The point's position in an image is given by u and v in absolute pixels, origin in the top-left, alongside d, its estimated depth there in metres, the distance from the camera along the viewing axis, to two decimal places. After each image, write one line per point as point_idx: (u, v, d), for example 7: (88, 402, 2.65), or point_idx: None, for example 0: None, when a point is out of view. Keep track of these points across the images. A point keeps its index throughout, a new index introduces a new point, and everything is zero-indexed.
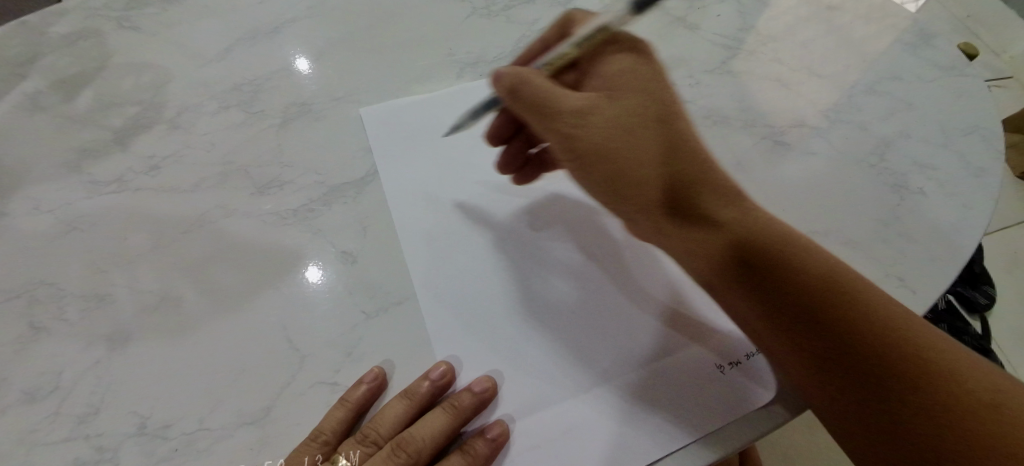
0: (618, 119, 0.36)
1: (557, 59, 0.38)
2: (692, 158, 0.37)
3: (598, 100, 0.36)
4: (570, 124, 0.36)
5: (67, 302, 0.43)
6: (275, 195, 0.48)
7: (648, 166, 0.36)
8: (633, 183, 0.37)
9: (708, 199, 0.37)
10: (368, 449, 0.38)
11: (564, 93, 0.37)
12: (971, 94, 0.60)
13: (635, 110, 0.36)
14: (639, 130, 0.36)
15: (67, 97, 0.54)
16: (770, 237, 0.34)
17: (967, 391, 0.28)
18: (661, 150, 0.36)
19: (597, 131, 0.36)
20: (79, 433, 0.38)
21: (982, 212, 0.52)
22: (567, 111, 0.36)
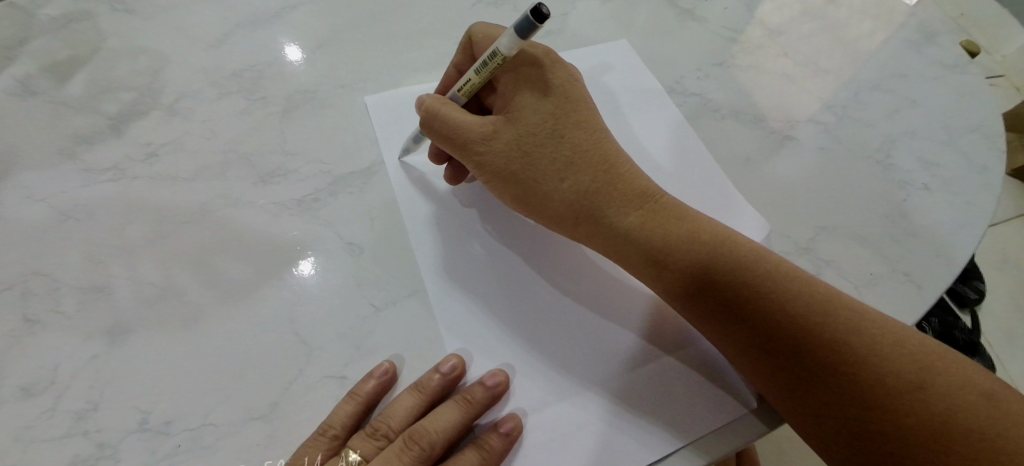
0: (516, 141, 0.41)
1: (465, 88, 0.42)
2: (600, 166, 0.41)
3: (499, 125, 0.41)
4: (476, 150, 0.41)
5: (64, 294, 0.42)
6: (279, 185, 0.47)
7: (557, 181, 0.40)
8: (545, 198, 0.41)
9: (618, 205, 0.40)
10: (379, 443, 0.38)
11: (470, 122, 0.41)
12: (974, 91, 0.61)
13: (531, 131, 0.41)
14: (534, 150, 0.41)
15: (60, 81, 0.52)
16: (663, 238, 0.38)
17: (881, 380, 0.32)
18: (568, 164, 0.40)
19: (500, 153, 0.41)
20: (79, 428, 0.37)
21: (985, 209, 0.52)
22: (477, 139, 0.41)
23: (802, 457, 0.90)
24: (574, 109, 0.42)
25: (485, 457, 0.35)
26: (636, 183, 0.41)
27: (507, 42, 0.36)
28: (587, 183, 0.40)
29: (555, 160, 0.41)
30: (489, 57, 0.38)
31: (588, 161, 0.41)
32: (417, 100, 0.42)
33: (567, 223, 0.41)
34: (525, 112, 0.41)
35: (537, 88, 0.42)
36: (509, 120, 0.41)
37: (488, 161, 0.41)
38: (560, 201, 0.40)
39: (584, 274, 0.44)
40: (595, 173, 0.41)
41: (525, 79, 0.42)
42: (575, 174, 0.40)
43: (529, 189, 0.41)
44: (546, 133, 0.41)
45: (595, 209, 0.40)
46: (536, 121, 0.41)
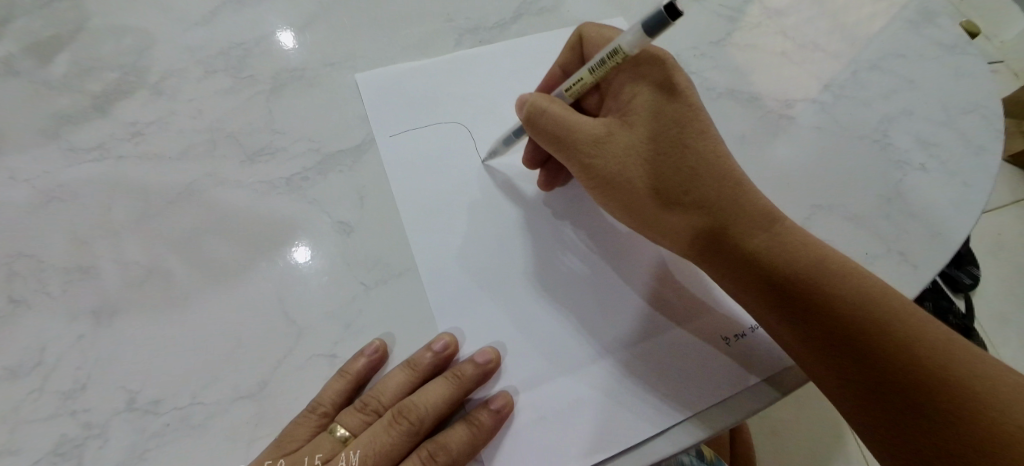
0: (627, 146, 0.39)
1: (574, 87, 0.41)
2: (720, 182, 0.38)
3: (613, 129, 0.40)
4: (585, 153, 0.40)
5: (48, 275, 0.41)
6: (267, 164, 0.46)
7: (669, 192, 0.38)
8: (652, 209, 0.39)
9: (741, 224, 0.37)
10: (369, 418, 0.38)
11: (581, 121, 0.40)
12: (973, 71, 0.60)
13: (646, 137, 0.39)
14: (649, 159, 0.39)
15: (43, 60, 0.50)
16: (791, 260, 0.36)
17: (1001, 426, 0.30)
18: (683, 175, 0.38)
19: (609, 157, 0.39)
20: (65, 409, 0.37)
21: (980, 190, 0.51)
22: (584, 139, 0.40)
23: (797, 438, 0.91)
24: (697, 117, 0.39)
25: (474, 434, 0.35)
26: (761, 203, 0.38)
27: (631, 40, 0.35)
28: (704, 198, 0.38)
29: (670, 170, 0.38)
30: (609, 54, 0.37)
31: (711, 173, 0.38)
32: (524, 97, 0.41)
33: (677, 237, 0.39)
34: (643, 116, 0.39)
35: (657, 90, 0.39)
36: (625, 123, 0.40)
37: (594, 164, 0.39)
38: (672, 213, 0.38)
39: (580, 254, 0.43)
40: (715, 188, 0.38)
41: (643, 80, 0.40)
42: (692, 189, 0.38)
43: (637, 201, 0.39)
44: (663, 142, 0.38)
45: (712, 226, 0.38)
46: (654, 126, 0.39)
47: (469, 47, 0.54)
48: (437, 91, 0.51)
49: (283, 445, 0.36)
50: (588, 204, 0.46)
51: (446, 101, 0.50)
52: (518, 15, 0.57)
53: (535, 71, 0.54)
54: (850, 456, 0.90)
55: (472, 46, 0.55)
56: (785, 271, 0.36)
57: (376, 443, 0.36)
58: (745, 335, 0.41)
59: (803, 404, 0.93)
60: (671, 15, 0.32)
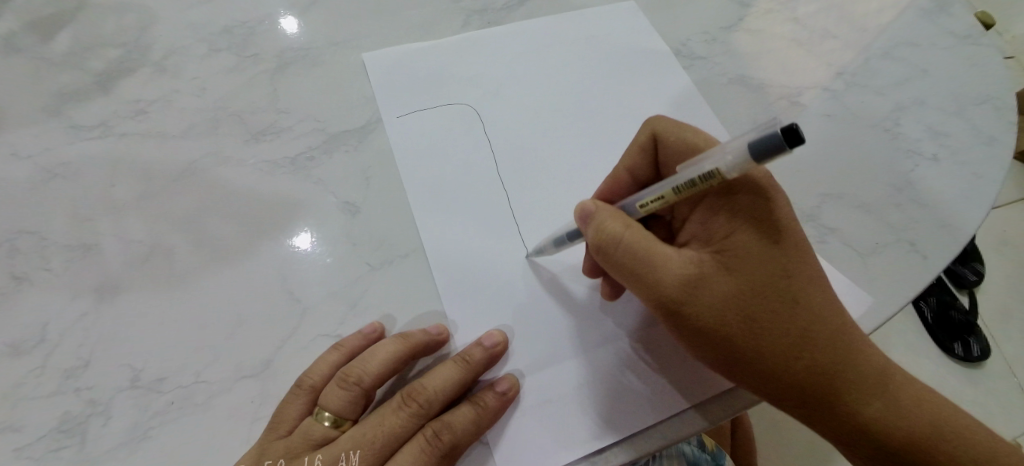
0: (728, 296, 0.32)
1: (652, 204, 0.34)
2: (836, 343, 0.32)
3: (708, 271, 0.32)
4: (677, 303, 0.32)
5: (51, 252, 0.41)
6: (272, 143, 0.46)
7: (782, 355, 0.32)
8: (760, 372, 0.32)
9: (855, 387, 0.32)
10: (351, 391, 0.36)
11: (668, 259, 0.32)
12: (988, 59, 0.59)
13: (752, 287, 0.32)
14: (756, 314, 0.32)
15: (44, 36, 0.50)
16: (901, 422, 0.33)
17: None
18: (797, 337, 0.32)
19: (707, 310, 0.32)
20: (68, 386, 0.36)
21: (991, 180, 0.51)
22: (675, 285, 0.32)
23: (798, 430, 0.91)
24: (805, 261, 0.33)
25: (479, 414, 0.34)
26: (868, 355, 0.33)
27: (732, 165, 0.27)
28: (818, 363, 0.32)
29: (783, 331, 0.32)
30: (699, 177, 0.29)
31: (825, 333, 0.32)
32: (595, 217, 0.34)
33: (782, 400, 0.33)
34: (744, 258, 0.32)
35: (759, 225, 0.33)
36: (724, 263, 0.32)
37: (689, 316, 0.32)
38: (782, 379, 0.32)
39: None
40: (829, 350, 0.32)
41: (741, 210, 0.33)
42: (806, 352, 0.32)
43: (740, 362, 0.32)
44: (771, 293, 0.32)
45: (824, 391, 0.32)
46: (759, 273, 0.32)
47: (477, 28, 0.54)
48: (443, 72, 0.50)
49: (277, 425, 0.35)
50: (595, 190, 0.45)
51: (453, 82, 0.49)
52: None
53: (543, 54, 0.53)
54: None
55: (479, 27, 0.54)
56: (882, 427, 0.33)
57: (381, 426, 0.35)
58: None
59: None
60: (790, 141, 0.24)
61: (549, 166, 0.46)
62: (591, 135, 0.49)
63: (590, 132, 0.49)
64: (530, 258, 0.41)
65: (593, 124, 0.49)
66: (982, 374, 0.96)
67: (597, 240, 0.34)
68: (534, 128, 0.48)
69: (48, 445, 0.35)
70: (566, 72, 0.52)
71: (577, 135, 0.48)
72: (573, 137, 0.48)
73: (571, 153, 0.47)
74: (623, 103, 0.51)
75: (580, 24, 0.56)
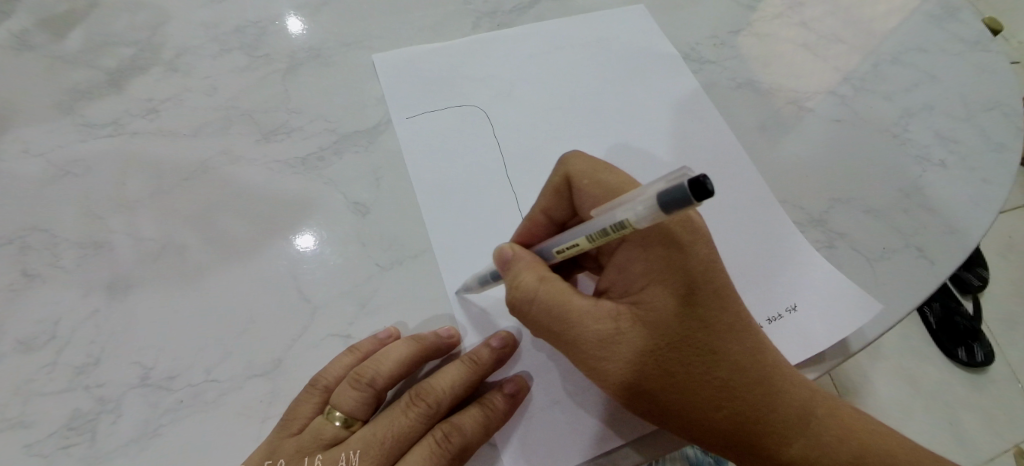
0: (645, 350, 0.32)
1: (568, 251, 0.33)
2: (758, 388, 0.32)
3: (624, 324, 0.32)
4: (594, 356, 0.32)
5: (63, 249, 0.41)
6: (282, 143, 0.46)
7: (701, 407, 0.32)
8: (681, 423, 0.32)
9: (780, 432, 0.32)
10: (363, 391, 0.36)
11: (583, 314, 0.32)
12: (997, 65, 0.59)
13: (670, 339, 0.32)
14: (674, 366, 0.32)
15: (58, 34, 0.50)
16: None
17: None
18: (717, 383, 0.32)
19: (624, 366, 0.32)
20: (79, 383, 0.37)
21: (1000, 186, 0.51)
22: (591, 341, 0.32)
23: None
24: (725, 303, 0.32)
25: (488, 416, 0.34)
26: (795, 393, 0.33)
27: (641, 217, 0.27)
28: (740, 411, 0.32)
29: (703, 382, 0.32)
30: (611, 226, 0.29)
31: (746, 379, 0.32)
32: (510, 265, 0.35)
33: (707, 447, 0.33)
34: (660, 309, 0.32)
35: (676, 272, 0.32)
36: (640, 316, 0.32)
37: (607, 373, 0.32)
38: (703, 430, 0.32)
39: None
40: (751, 394, 0.32)
41: (658, 259, 0.32)
42: (726, 401, 0.32)
43: (664, 411, 0.32)
44: (689, 344, 0.32)
45: (749, 438, 0.32)
46: (675, 323, 0.32)
47: (486, 30, 0.54)
48: (453, 74, 0.50)
49: (288, 423, 0.35)
50: None
51: (463, 84, 0.50)
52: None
53: (553, 56, 0.53)
54: None
55: (489, 29, 0.54)
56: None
57: (390, 425, 0.35)
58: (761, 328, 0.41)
59: None
60: (695, 194, 0.23)
61: None
62: (600, 137, 0.49)
63: (598, 134, 0.49)
64: (459, 294, 0.40)
65: (602, 126, 0.49)
66: (986, 380, 0.96)
67: (513, 296, 0.34)
68: (543, 130, 0.48)
69: (59, 441, 0.35)
70: (575, 74, 0.52)
71: (586, 138, 0.48)
72: (582, 139, 0.48)
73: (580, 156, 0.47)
74: (632, 106, 0.51)
75: (589, 27, 0.56)
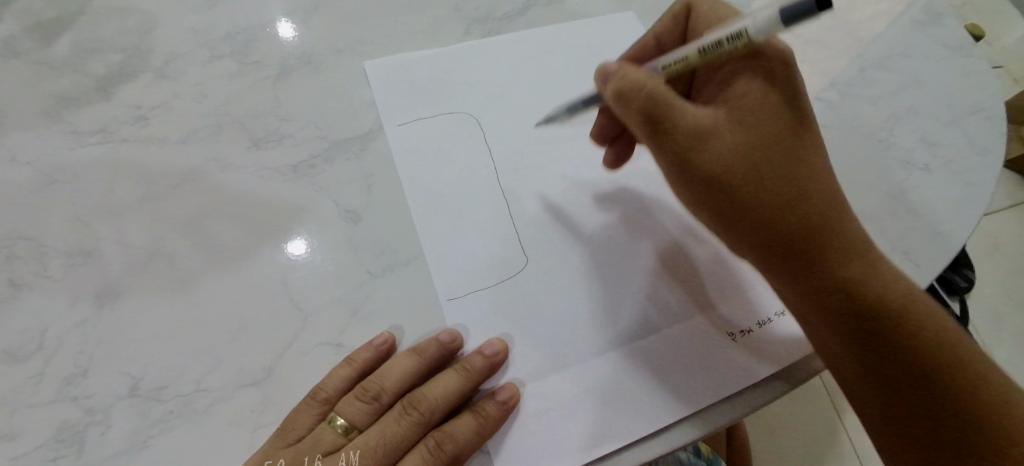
0: (738, 143, 0.33)
1: (674, 67, 0.35)
2: (847, 252, 0.33)
3: (721, 124, 0.34)
4: (684, 143, 0.33)
5: (50, 258, 0.41)
6: (274, 150, 0.46)
7: (781, 209, 0.33)
8: (757, 218, 0.33)
9: (870, 299, 0.33)
10: (369, 404, 0.37)
11: (685, 106, 0.33)
12: (981, 70, 0.60)
13: (763, 139, 0.33)
14: (758, 155, 0.33)
15: (44, 41, 0.50)
16: (921, 352, 0.33)
17: None
18: (804, 233, 0.33)
19: (715, 153, 0.33)
20: (67, 394, 0.36)
21: (984, 190, 0.52)
22: (684, 130, 0.33)
23: (794, 435, 0.92)
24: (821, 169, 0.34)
25: (481, 425, 0.35)
26: (864, 250, 0.34)
27: (767, 23, 0.31)
28: (811, 223, 0.33)
29: (786, 184, 0.33)
30: (729, 35, 0.33)
31: (840, 243, 0.33)
32: (613, 70, 0.36)
33: (769, 251, 0.34)
34: (754, 110, 0.34)
35: (778, 97, 0.34)
36: (736, 122, 0.34)
37: (697, 161, 0.33)
38: (771, 227, 0.33)
39: (588, 247, 0.43)
40: (843, 256, 0.33)
41: (769, 105, 0.34)
42: (802, 186, 0.33)
43: (738, 208, 0.34)
44: (778, 144, 0.33)
45: (809, 260, 0.33)
46: (768, 131, 0.33)
47: (478, 37, 0.54)
48: (446, 80, 0.50)
49: (286, 433, 0.36)
50: (598, 198, 0.46)
51: (455, 90, 0.50)
52: (526, 6, 0.57)
53: (544, 63, 0.53)
54: (845, 455, 0.90)
55: (480, 36, 0.54)
56: (873, 302, 0.33)
57: (385, 434, 0.36)
58: (751, 332, 0.41)
59: (798, 401, 0.94)
60: (818, 5, 0.29)
61: (551, 173, 0.47)
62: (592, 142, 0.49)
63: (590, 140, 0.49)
64: (444, 301, 0.40)
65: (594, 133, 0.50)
66: None
67: (616, 86, 0.35)
68: (534, 135, 0.48)
69: (47, 454, 0.35)
70: (566, 80, 0.52)
71: (577, 144, 0.49)
72: (573, 146, 0.49)
73: (572, 162, 0.48)
74: None
75: (580, 34, 0.56)
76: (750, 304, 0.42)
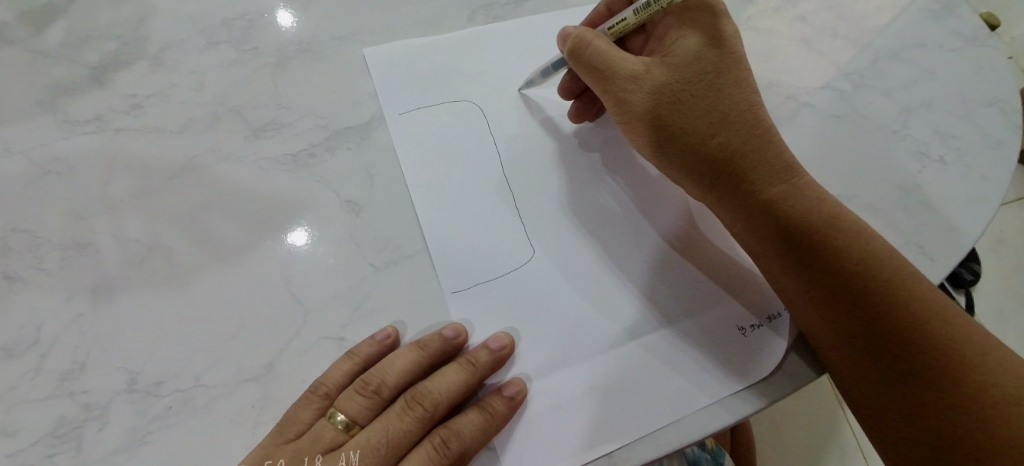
0: (664, 82, 0.40)
1: (618, 27, 0.43)
2: (769, 168, 0.39)
3: (652, 68, 0.41)
4: (620, 86, 0.41)
5: (45, 252, 0.40)
6: (272, 139, 0.45)
7: (705, 131, 0.39)
8: (686, 141, 0.40)
9: (791, 206, 0.38)
10: (369, 399, 0.36)
11: (622, 57, 0.41)
12: (998, 59, 0.58)
13: (686, 77, 0.40)
14: (682, 91, 0.40)
15: (37, 28, 0.48)
16: (847, 252, 0.36)
17: (986, 393, 0.32)
18: (723, 152, 0.39)
19: (645, 91, 0.40)
20: (63, 390, 0.35)
21: (999, 184, 0.50)
22: (622, 75, 0.41)
23: (797, 429, 0.91)
24: (746, 97, 0.40)
25: (488, 420, 0.34)
26: (785, 161, 0.39)
27: None
28: (733, 143, 0.39)
29: (705, 111, 0.39)
30: None
31: (760, 158, 0.39)
32: (569, 32, 0.43)
33: (699, 173, 0.40)
34: (682, 55, 0.41)
35: (703, 36, 0.41)
36: (664, 64, 0.41)
37: (632, 100, 0.41)
38: (698, 150, 0.39)
39: (595, 239, 0.42)
40: (764, 169, 0.39)
41: (694, 56, 0.40)
42: (723, 114, 0.39)
43: (671, 133, 0.40)
44: (701, 82, 0.40)
45: (735, 178, 0.39)
46: (694, 71, 0.40)
47: (482, 24, 0.53)
48: (448, 68, 0.49)
49: (286, 429, 0.35)
50: (604, 188, 0.45)
51: (459, 78, 0.48)
52: None
53: (549, 50, 0.52)
54: (847, 448, 0.90)
55: (485, 23, 0.53)
56: (799, 219, 0.37)
57: (387, 430, 0.35)
58: (762, 326, 0.40)
59: (801, 395, 0.93)
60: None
61: (556, 163, 0.45)
62: (599, 131, 0.48)
63: (597, 129, 0.48)
64: (455, 296, 0.39)
65: (602, 120, 0.48)
66: None
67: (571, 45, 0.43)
68: (539, 124, 0.47)
69: (43, 451, 0.34)
70: None
71: (582, 132, 0.47)
72: (580, 135, 0.47)
73: (578, 151, 0.46)
74: None
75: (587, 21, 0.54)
76: (760, 298, 0.41)
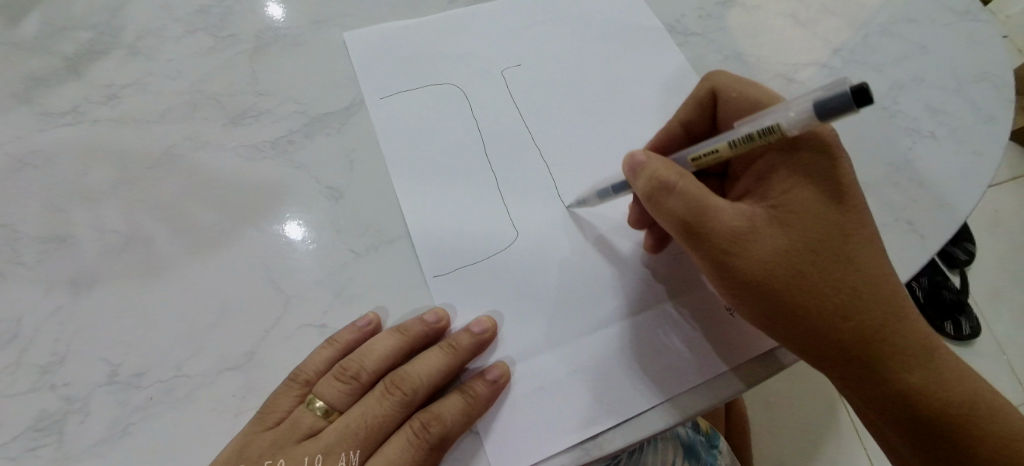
0: (778, 247, 0.33)
1: (706, 157, 0.36)
2: (902, 351, 0.33)
3: (757, 223, 0.34)
4: (722, 246, 0.33)
5: (22, 244, 0.39)
6: (250, 126, 0.44)
7: (833, 311, 0.32)
8: (808, 320, 0.32)
9: (919, 384, 0.33)
10: (348, 385, 0.35)
11: (720, 207, 0.34)
12: (988, 32, 0.57)
13: (805, 243, 0.33)
14: (803, 262, 0.33)
15: (10, 18, 0.47)
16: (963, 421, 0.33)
17: None
18: (854, 335, 0.32)
19: (756, 260, 0.33)
20: (44, 383, 0.35)
21: (990, 157, 0.50)
22: (723, 233, 0.33)
23: (793, 410, 0.92)
24: (875, 263, 0.33)
25: (469, 404, 0.33)
26: (917, 327, 0.34)
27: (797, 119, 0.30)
28: (867, 325, 0.32)
29: (831, 286, 0.32)
30: (761, 131, 0.32)
31: (892, 342, 0.33)
32: (647, 164, 0.35)
33: (818, 352, 0.33)
34: (797, 210, 0.34)
35: (819, 185, 0.34)
36: (776, 222, 0.34)
37: (740, 267, 0.33)
38: (823, 333, 0.32)
39: (580, 222, 0.42)
40: (897, 352, 0.33)
41: (808, 210, 0.34)
42: (856, 289, 0.33)
43: (788, 310, 0.33)
44: (824, 248, 0.33)
45: (865, 363, 0.33)
46: (816, 234, 0.33)
47: (463, 5, 0.52)
48: (430, 53, 0.48)
49: (265, 416, 0.34)
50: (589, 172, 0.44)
51: (440, 62, 0.48)
52: None
53: (533, 32, 0.51)
54: (843, 428, 0.90)
55: (466, 4, 0.52)
56: (925, 398, 0.33)
57: (367, 415, 0.35)
58: None
59: (797, 376, 0.94)
60: (856, 101, 0.27)
61: (540, 147, 0.45)
62: (583, 113, 0.47)
63: (581, 110, 0.47)
64: (433, 278, 0.38)
65: (586, 102, 0.48)
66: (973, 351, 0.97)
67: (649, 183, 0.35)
68: (523, 107, 0.46)
69: (24, 445, 0.33)
70: (556, 49, 0.50)
71: (566, 114, 0.47)
72: (564, 117, 0.47)
73: (563, 134, 0.46)
74: (615, 77, 0.49)
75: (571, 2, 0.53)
76: None
